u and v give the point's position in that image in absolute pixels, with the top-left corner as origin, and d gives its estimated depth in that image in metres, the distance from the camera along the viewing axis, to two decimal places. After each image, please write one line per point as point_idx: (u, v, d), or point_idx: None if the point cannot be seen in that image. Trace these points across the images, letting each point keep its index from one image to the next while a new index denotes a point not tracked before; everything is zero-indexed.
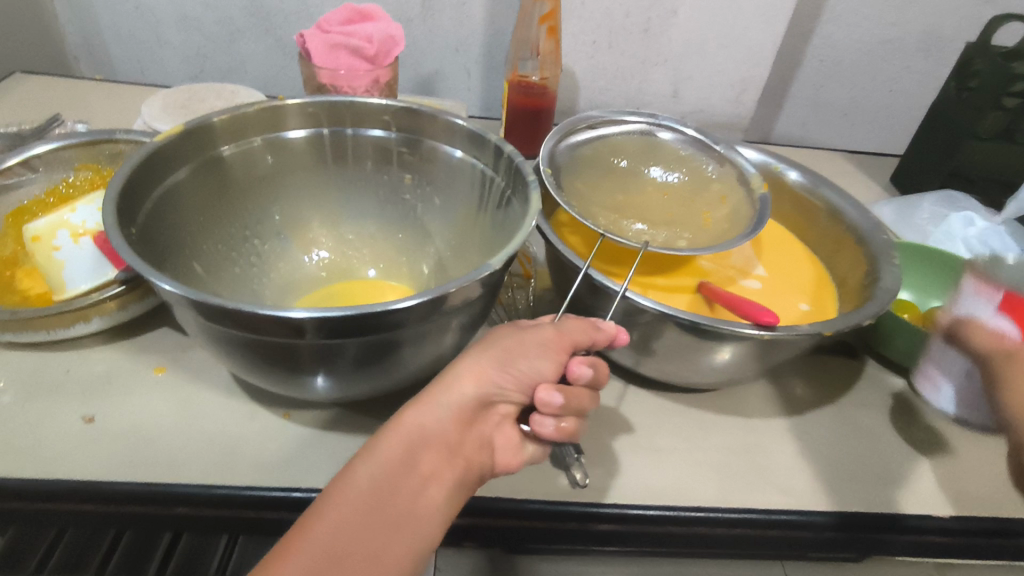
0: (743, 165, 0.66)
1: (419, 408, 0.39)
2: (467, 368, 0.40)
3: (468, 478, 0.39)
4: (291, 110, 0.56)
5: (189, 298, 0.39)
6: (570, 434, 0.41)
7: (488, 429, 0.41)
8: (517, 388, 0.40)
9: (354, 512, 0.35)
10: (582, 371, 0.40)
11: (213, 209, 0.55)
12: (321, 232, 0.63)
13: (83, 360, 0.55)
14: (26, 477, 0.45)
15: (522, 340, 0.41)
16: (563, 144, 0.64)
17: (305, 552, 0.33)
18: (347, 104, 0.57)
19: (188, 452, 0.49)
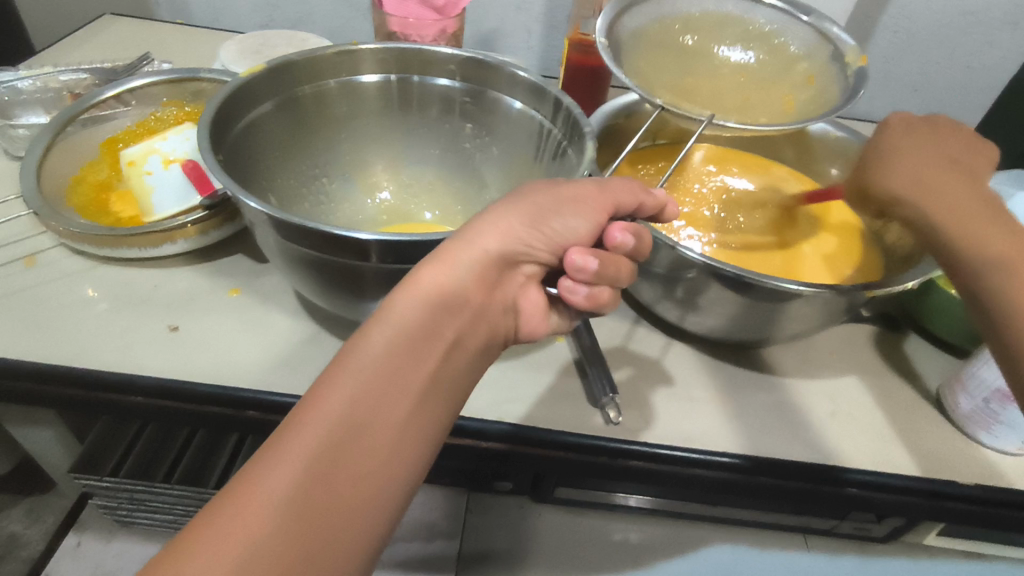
0: (837, 38, 0.62)
1: (438, 268, 0.38)
2: (493, 225, 0.40)
3: (485, 339, 0.40)
4: (364, 56, 0.59)
5: (272, 217, 0.44)
6: (601, 301, 0.42)
7: (509, 290, 0.41)
8: (546, 247, 0.41)
9: (372, 377, 0.35)
10: (625, 240, 0.42)
11: (290, 145, 0.60)
12: (384, 176, 0.66)
13: (168, 278, 0.61)
14: (123, 374, 0.51)
15: (556, 199, 0.41)
16: (627, 19, 0.63)
17: (327, 417, 0.33)
18: (416, 52, 0.59)
19: (259, 364, 0.54)
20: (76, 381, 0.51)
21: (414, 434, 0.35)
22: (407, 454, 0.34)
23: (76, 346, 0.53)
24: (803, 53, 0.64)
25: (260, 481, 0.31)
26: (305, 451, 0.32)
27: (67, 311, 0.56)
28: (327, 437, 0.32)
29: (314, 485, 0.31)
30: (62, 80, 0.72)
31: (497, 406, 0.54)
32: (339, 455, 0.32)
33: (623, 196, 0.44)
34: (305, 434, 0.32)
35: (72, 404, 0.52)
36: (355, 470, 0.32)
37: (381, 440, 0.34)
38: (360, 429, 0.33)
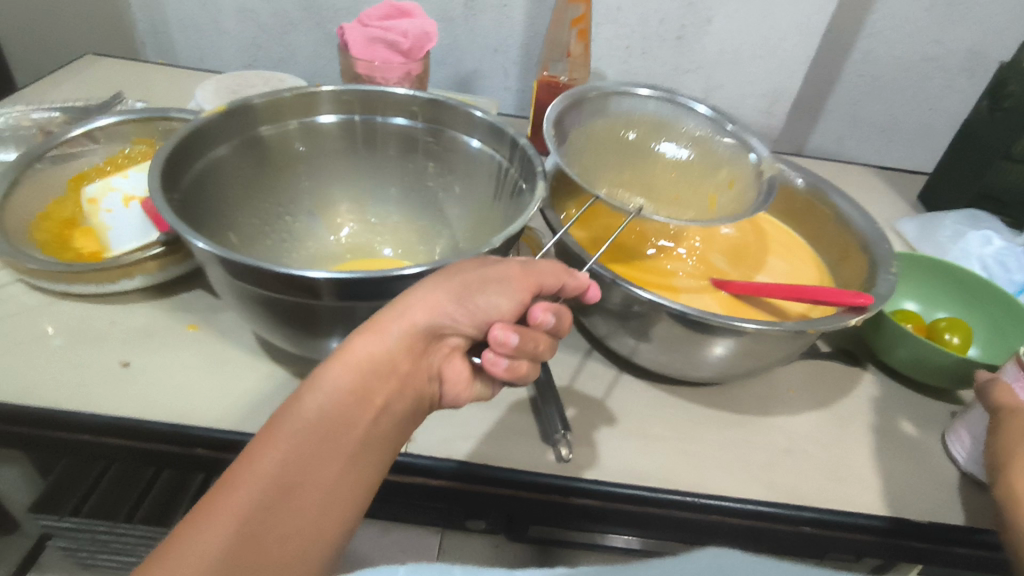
0: (757, 148, 0.65)
1: (369, 337, 0.37)
2: (421, 298, 0.38)
3: (415, 404, 0.40)
4: (324, 97, 0.60)
5: (219, 255, 0.45)
6: (521, 373, 0.41)
7: (436, 359, 0.40)
8: (470, 323, 0.39)
9: (300, 439, 0.34)
10: (546, 319, 0.41)
11: (250, 186, 0.60)
12: (348, 215, 0.67)
13: (126, 314, 0.60)
14: (68, 410, 0.51)
15: (482, 276, 0.40)
16: (574, 109, 0.64)
17: (256, 480, 0.33)
18: (376, 94, 0.61)
19: (208, 401, 0.54)
20: (22, 419, 0.50)
21: (342, 500, 0.35)
22: (333, 524, 0.34)
23: (26, 382, 0.53)
24: (729, 157, 0.66)
25: (187, 543, 0.31)
26: (231, 514, 0.31)
27: (22, 346, 0.56)
28: (256, 502, 0.32)
29: (241, 554, 0.31)
30: (34, 118, 0.73)
31: (448, 443, 0.54)
32: (265, 519, 0.32)
33: (548, 277, 0.43)
34: (233, 496, 0.32)
35: (18, 441, 0.52)
36: (282, 533, 0.32)
37: (307, 505, 0.34)
38: (287, 495, 0.33)
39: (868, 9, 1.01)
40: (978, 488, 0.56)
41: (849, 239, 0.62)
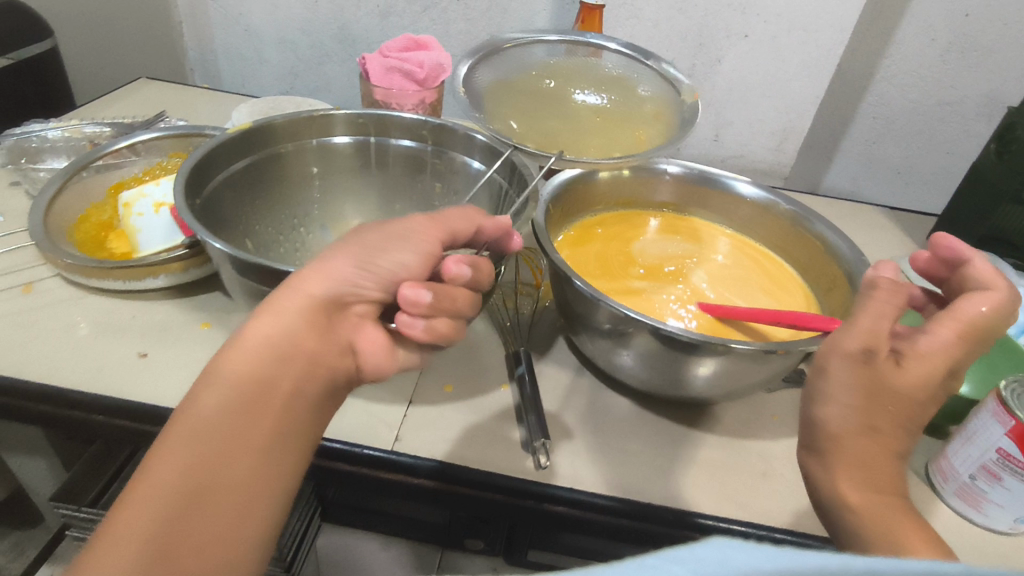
0: (675, 80, 0.73)
1: (263, 323, 0.40)
2: (318, 272, 0.41)
3: (328, 384, 0.42)
4: (340, 120, 0.66)
5: (232, 255, 0.49)
6: (441, 333, 0.43)
7: (346, 331, 0.42)
8: (376, 285, 0.41)
9: (207, 432, 0.37)
10: (459, 271, 0.43)
11: (267, 198, 0.65)
12: (358, 229, 0.71)
13: (148, 310, 0.65)
14: (87, 393, 0.55)
15: (379, 238, 0.43)
16: (486, 68, 0.71)
17: (162, 488, 0.35)
18: (387, 117, 0.66)
19: None
20: (46, 399, 0.54)
21: (255, 490, 0.37)
22: (255, 508, 0.37)
23: (54, 366, 0.58)
24: (648, 94, 0.73)
25: (98, 562, 0.32)
26: (139, 526, 0.34)
27: (55, 334, 0.61)
28: (171, 498, 0.35)
29: (155, 561, 0.33)
30: (86, 131, 0.81)
31: (432, 445, 0.56)
32: (176, 525, 0.34)
33: (458, 225, 0.46)
34: (139, 509, 0.34)
35: (40, 420, 0.56)
36: (196, 536, 0.34)
37: (225, 496, 0.36)
38: (199, 497, 0.35)
39: (878, 53, 1.04)
40: (958, 524, 0.56)
41: (835, 267, 0.64)
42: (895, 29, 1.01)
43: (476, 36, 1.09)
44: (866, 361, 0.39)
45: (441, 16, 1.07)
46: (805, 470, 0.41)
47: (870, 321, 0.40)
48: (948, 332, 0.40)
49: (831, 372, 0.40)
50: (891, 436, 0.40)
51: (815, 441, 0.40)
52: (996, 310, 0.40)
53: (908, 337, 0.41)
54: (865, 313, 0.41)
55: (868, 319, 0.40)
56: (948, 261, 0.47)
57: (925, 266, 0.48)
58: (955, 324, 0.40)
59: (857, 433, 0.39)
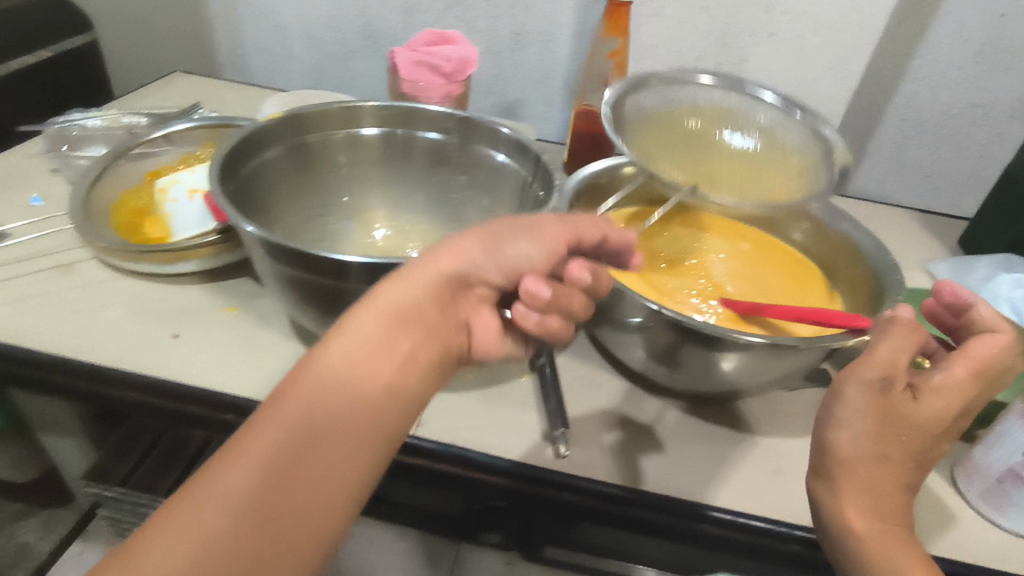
0: (828, 137, 0.68)
1: (393, 287, 0.41)
2: (450, 250, 0.43)
3: (442, 353, 0.43)
4: (367, 111, 0.67)
5: (261, 237, 0.51)
6: (551, 330, 0.45)
7: (465, 310, 0.44)
8: (499, 272, 0.43)
9: (326, 390, 0.38)
10: (581, 276, 0.44)
11: (295, 187, 0.66)
12: (382, 219, 0.72)
13: (179, 293, 0.67)
14: (119, 369, 0.57)
15: (511, 226, 0.43)
16: (630, 102, 0.69)
17: (281, 422, 0.37)
18: (414, 109, 0.67)
19: (241, 373, 0.59)
20: (80, 373, 0.56)
21: (365, 443, 0.38)
22: (364, 463, 0.38)
23: (89, 343, 0.60)
24: (798, 149, 0.69)
25: (215, 482, 0.35)
26: (258, 453, 0.36)
27: (92, 314, 0.63)
28: (280, 446, 0.36)
29: (267, 490, 0.35)
30: (124, 122, 0.83)
31: (454, 431, 0.57)
32: (292, 460, 0.36)
33: (586, 228, 0.46)
34: (259, 435, 0.36)
35: (73, 395, 0.58)
36: (309, 476, 0.36)
37: (333, 455, 0.37)
38: (315, 437, 0.37)
39: (909, 53, 1.03)
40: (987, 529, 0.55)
41: (860, 264, 0.64)
42: (928, 28, 1.00)
43: (500, 33, 1.10)
44: (882, 389, 0.45)
45: (466, 13, 1.09)
46: (815, 494, 0.46)
47: (888, 351, 0.46)
48: (961, 371, 0.46)
49: (848, 398, 0.45)
50: (899, 466, 0.45)
51: (826, 467, 0.46)
52: (998, 352, 0.47)
53: (923, 372, 0.47)
54: (888, 345, 0.46)
55: (888, 349, 0.46)
56: (951, 307, 0.53)
57: (930, 311, 0.55)
58: (968, 364, 0.46)
59: (867, 458, 0.44)
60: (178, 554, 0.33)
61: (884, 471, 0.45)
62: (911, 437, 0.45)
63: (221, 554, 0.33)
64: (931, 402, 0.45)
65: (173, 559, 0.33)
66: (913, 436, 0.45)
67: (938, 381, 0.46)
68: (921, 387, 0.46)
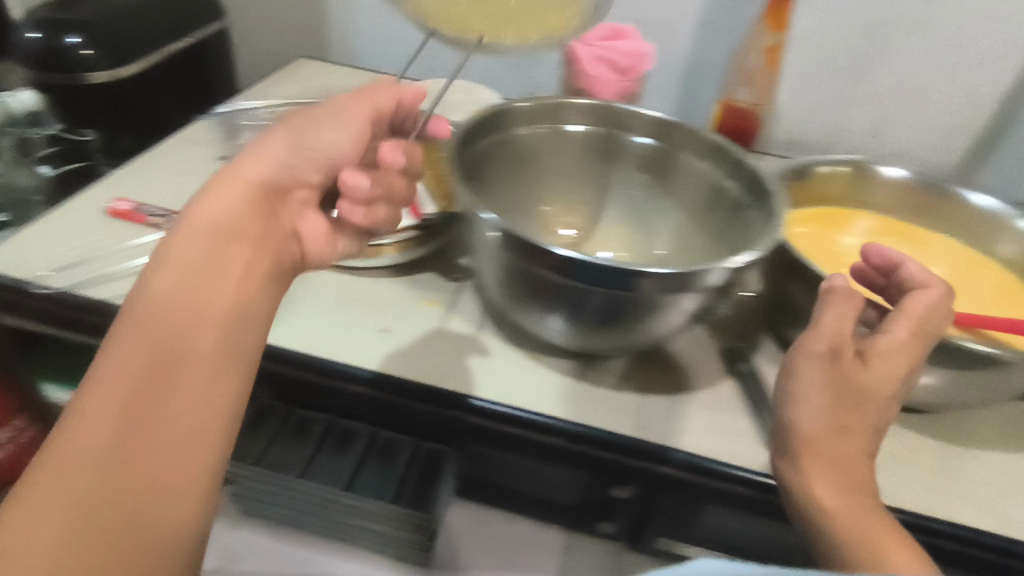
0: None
1: (188, 233, 0.47)
2: (253, 158, 0.52)
3: (276, 261, 0.51)
4: (576, 110, 0.67)
5: (512, 232, 0.55)
6: (376, 218, 0.58)
7: (289, 219, 0.54)
8: (313, 172, 0.54)
9: (170, 301, 0.43)
10: (395, 157, 0.54)
11: (500, 179, 0.67)
12: (570, 218, 0.73)
13: (375, 284, 0.69)
14: (341, 363, 0.60)
15: (307, 118, 0.54)
16: None
17: (117, 368, 0.40)
18: (622, 111, 0.67)
19: (459, 372, 0.61)
20: (308, 366, 0.60)
21: (221, 374, 0.43)
22: (222, 387, 0.43)
23: (312, 337, 0.62)
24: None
25: (76, 438, 0.38)
26: (121, 408, 0.39)
27: (294, 298, 0.66)
28: (123, 396, 0.39)
29: (139, 437, 0.38)
30: (282, 110, 0.84)
31: (679, 436, 0.59)
32: (147, 403, 0.40)
33: (382, 95, 0.58)
34: (104, 383, 0.40)
35: (297, 386, 0.62)
36: (172, 410, 0.40)
37: (192, 375, 0.41)
38: (163, 376, 0.41)
39: None
40: None
41: None
42: None
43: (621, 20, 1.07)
44: (830, 359, 0.53)
45: None
46: (780, 471, 0.53)
47: (831, 324, 0.54)
48: (903, 333, 0.54)
49: (802, 375, 0.53)
50: (858, 435, 0.53)
51: (788, 445, 0.53)
52: (934, 309, 0.56)
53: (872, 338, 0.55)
54: (833, 313, 0.54)
55: (830, 322, 0.54)
56: (882, 268, 0.62)
57: (863, 274, 0.65)
58: (907, 324, 0.54)
59: (827, 434, 0.52)
60: (62, 519, 0.35)
61: (853, 452, 0.52)
62: (869, 405, 0.53)
63: (100, 503, 0.36)
64: (881, 370, 0.53)
65: (62, 521, 0.35)
66: (876, 406, 0.53)
67: (885, 347, 0.54)
68: (871, 360, 0.54)
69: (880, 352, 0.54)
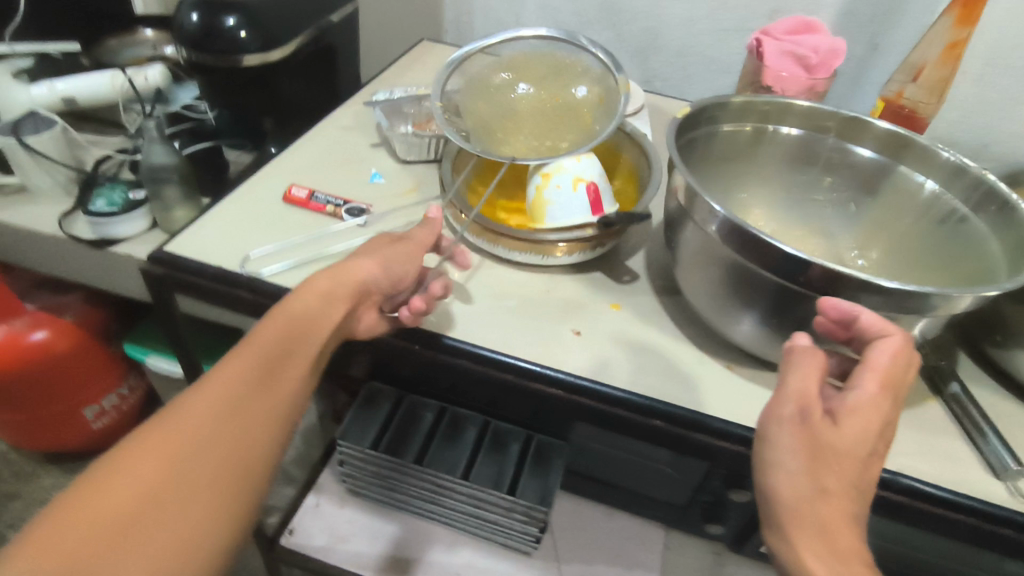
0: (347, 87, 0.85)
1: (286, 316, 0.52)
2: (349, 266, 0.57)
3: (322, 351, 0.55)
4: (798, 111, 0.68)
5: (727, 221, 0.52)
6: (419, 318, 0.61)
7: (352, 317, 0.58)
8: (386, 282, 0.59)
9: (246, 375, 0.48)
10: (443, 288, 0.59)
11: (707, 165, 0.70)
12: (764, 214, 0.73)
13: (557, 285, 0.71)
14: (540, 365, 0.61)
15: (386, 252, 0.59)
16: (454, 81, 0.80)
17: (184, 425, 0.44)
18: (849, 119, 0.66)
19: (656, 380, 0.61)
20: (508, 367, 0.61)
21: (263, 439, 0.48)
22: (260, 450, 0.47)
23: (503, 335, 0.64)
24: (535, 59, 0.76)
25: (116, 471, 0.41)
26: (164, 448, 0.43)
27: (472, 296, 0.68)
28: (181, 448, 0.43)
29: (173, 480, 0.42)
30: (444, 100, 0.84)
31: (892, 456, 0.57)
32: (197, 456, 0.43)
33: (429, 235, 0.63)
34: (167, 436, 0.43)
35: (493, 385, 0.63)
36: (213, 463, 0.44)
37: (236, 435, 0.46)
38: (216, 431, 0.45)
39: None
40: None
41: None
42: None
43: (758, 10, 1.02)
44: (804, 421, 0.43)
45: None
46: (774, 550, 0.43)
47: (798, 382, 0.44)
48: (872, 387, 0.45)
49: (778, 443, 0.43)
50: (842, 498, 0.42)
51: (777, 520, 0.42)
52: (898, 360, 0.46)
53: (839, 396, 0.45)
54: (796, 376, 0.44)
55: (800, 381, 0.44)
56: (842, 320, 0.49)
57: (826, 326, 0.51)
58: (874, 377, 0.45)
59: (812, 499, 0.41)
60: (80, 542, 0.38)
61: (840, 524, 0.41)
62: (844, 477, 0.42)
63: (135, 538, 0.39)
64: (849, 429, 0.43)
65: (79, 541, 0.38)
66: (825, 506, 0.41)
67: (845, 404, 0.44)
68: (845, 421, 0.43)
69: (853, 414, 0.44)
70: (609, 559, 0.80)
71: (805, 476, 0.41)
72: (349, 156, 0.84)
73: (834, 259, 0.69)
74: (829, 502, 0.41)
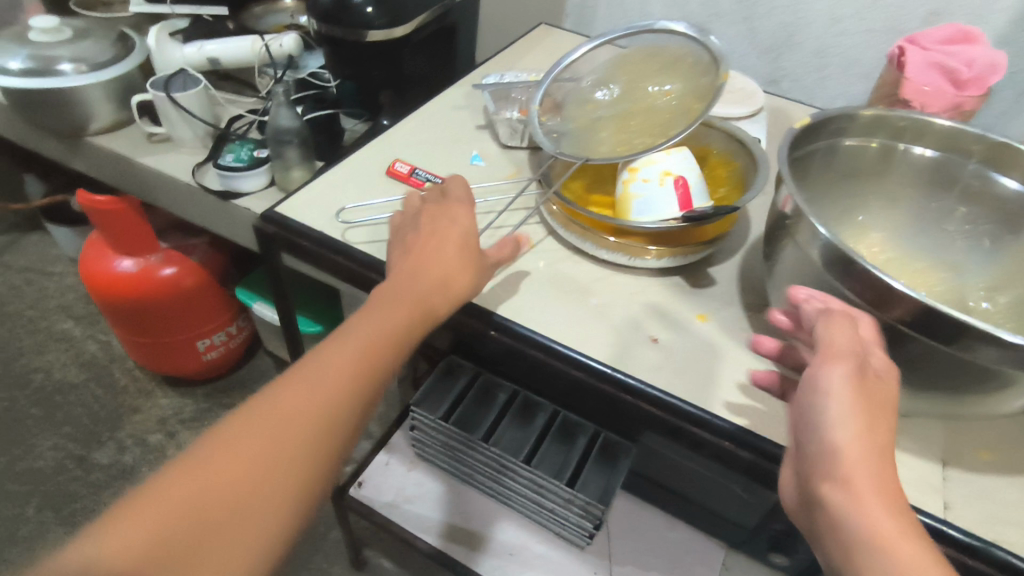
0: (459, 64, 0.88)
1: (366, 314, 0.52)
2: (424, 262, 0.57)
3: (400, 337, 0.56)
4: (935, 131, 0.62)
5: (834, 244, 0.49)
6: None
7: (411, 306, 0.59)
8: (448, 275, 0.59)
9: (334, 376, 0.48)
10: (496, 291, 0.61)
11: (821, 180, 0.66)
12: (879, 240, 0.67)
13: (644, 289, 0.69)
14: (616, 367, 0.60)
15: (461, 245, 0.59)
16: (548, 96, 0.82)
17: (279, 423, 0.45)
18: (995, 142, 0.60)
19: (734, 400, 0.58)
20: (581, 365, 0.60)
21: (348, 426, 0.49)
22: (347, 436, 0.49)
23: (582, 331, 0.64)
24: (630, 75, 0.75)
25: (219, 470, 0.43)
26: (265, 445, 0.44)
27: (556, 289, 0.68)
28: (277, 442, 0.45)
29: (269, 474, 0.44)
30: None
31: (993, 526, 0.51)
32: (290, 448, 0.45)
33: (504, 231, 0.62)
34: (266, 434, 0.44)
35: (567, 381, 0.63)
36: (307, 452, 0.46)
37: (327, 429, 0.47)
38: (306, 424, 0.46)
39: None
40: None
41: None
42: None
43: (911, 11, 0.93)
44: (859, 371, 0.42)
45: None
46: (831, 508, 0.39)
47: (840, 337, 0.44)
48: (878, 350, 0.45)
49: (830, 392, 0.41)
50: (887, 450, 0.40)
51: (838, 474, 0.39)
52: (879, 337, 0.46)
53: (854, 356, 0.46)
54: (830, 330, 0.45)
55: (836, 331, 0.45)
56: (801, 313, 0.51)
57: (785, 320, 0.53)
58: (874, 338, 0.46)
59: (869, 456, 0.39)
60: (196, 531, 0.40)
61: (886, 470, 0.39)
62: (886, 427, 0.41)
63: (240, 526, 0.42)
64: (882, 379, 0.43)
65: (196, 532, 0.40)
66: (880, 463, 0.39)
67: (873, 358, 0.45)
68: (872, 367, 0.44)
69: (876, 365, 0.44)
70: (664, 568, 0.78)
71: (860, 429, 0.40)
72: (455, 135, 0.86)
73: (956, 303, 0.61)
74: (874, 455, 0.40)
